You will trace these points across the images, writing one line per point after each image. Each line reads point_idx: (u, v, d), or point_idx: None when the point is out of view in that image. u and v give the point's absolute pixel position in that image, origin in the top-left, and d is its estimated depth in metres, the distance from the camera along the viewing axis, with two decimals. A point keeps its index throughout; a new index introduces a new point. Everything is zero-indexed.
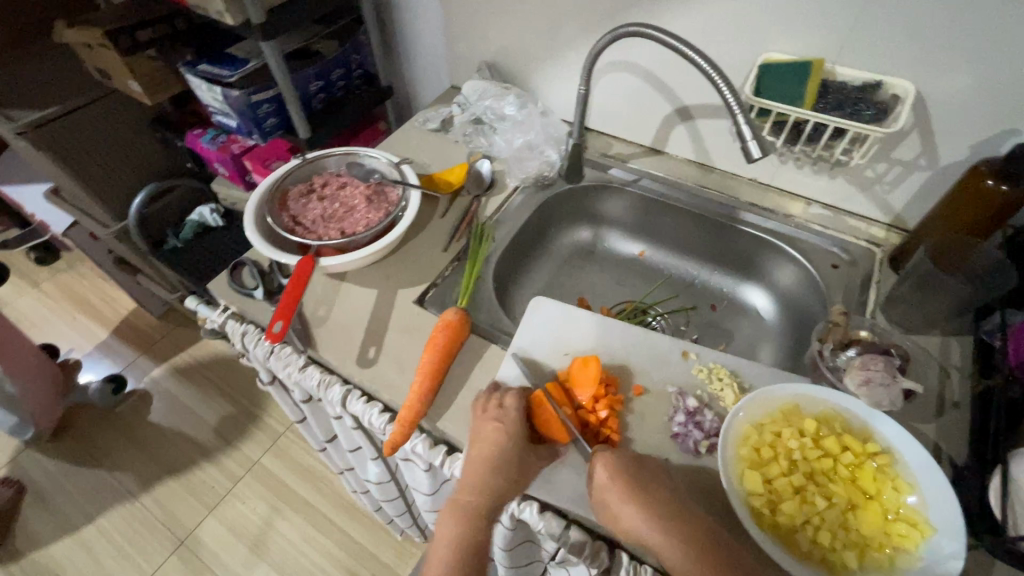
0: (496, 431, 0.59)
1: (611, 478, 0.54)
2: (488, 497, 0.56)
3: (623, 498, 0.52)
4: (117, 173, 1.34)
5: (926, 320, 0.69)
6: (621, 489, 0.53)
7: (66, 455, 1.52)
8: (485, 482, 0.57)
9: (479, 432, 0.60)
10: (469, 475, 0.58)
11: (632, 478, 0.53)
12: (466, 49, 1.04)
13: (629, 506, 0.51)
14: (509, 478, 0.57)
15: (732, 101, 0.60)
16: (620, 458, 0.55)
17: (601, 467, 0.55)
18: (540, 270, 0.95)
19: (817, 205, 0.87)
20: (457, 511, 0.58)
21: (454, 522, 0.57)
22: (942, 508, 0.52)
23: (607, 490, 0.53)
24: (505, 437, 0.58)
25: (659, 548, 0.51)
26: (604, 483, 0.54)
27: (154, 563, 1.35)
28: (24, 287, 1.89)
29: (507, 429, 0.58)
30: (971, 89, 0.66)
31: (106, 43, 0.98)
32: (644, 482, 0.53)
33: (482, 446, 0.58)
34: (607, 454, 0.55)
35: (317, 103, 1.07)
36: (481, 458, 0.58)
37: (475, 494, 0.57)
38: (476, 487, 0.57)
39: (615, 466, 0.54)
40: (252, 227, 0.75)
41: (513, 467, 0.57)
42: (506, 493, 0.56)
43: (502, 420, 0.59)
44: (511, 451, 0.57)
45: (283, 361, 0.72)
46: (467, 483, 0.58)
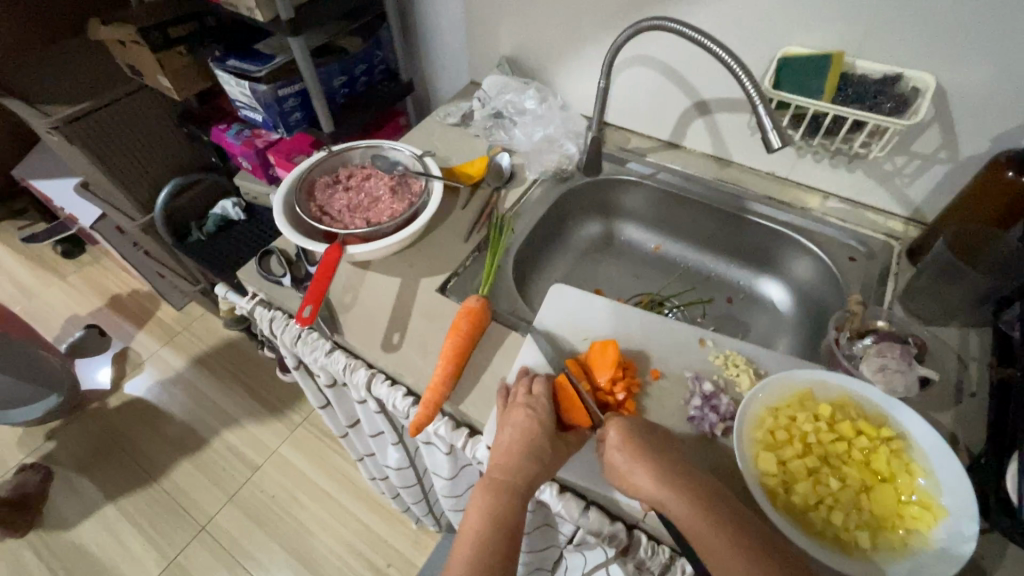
0: (530, 416, 0.59)
1: (621, 438, 0.55)
2: (524, 482, 0.55)
3: (631, 455, 0.54)
4: (144, 167, 1.38)
5: (944, 311, 0.70)
6: (632, 449, 0.54)
7: (92, 442, 1.57)
8: (521, 465, 0.56)
9: (509, 418, 0.60)
10: (502, 459, 0.57)
11: (643, 440, 0.55)
12: (486, 45, 1.06)
13: (638, 463, 0.53)
14: (545, 462, 0.56)
15: (753, 93, 0.62)
16: (635, 424, 0.57)
17: (614, 429, 0.56)
18: (558, 261, 0.97)
19: (835, 198, 0.87)
20: (490, 499, 0.54)
21: (485, 511, 0.54)
22: (955, 492, 0.52)
23: (618, 450, 0.55)
24: (538, 420, 0.58)
25: (665, 502, 0.51)
26: (615, 442, 0.55)
27: (177, 547, 1.38)
28: (52, 279, 1.95)
29: (540, 413, 0.59)
30: (993, 82, 0.67)
31: (139, 39, 1.02)
32: (654, 444, 0.55)
33: (516, 430, 0.58)
34: (620, 419, 0.57)
35: (340, 97, 1.10)
36: (516, 442, 0.57)
37: (509, 478, 0.55)
38: (512, 470, 0.55)
39: (630, 429, 0.56)
40: (281, 216, 0.78)
41: (548, 451, 0.57)
42: (539, 477, 0.56)
43: (533, 405, 0.60)
44: (546, 434, 0.58)
45: (311, 346, 0.75)
46: (501, 469, 0.56)
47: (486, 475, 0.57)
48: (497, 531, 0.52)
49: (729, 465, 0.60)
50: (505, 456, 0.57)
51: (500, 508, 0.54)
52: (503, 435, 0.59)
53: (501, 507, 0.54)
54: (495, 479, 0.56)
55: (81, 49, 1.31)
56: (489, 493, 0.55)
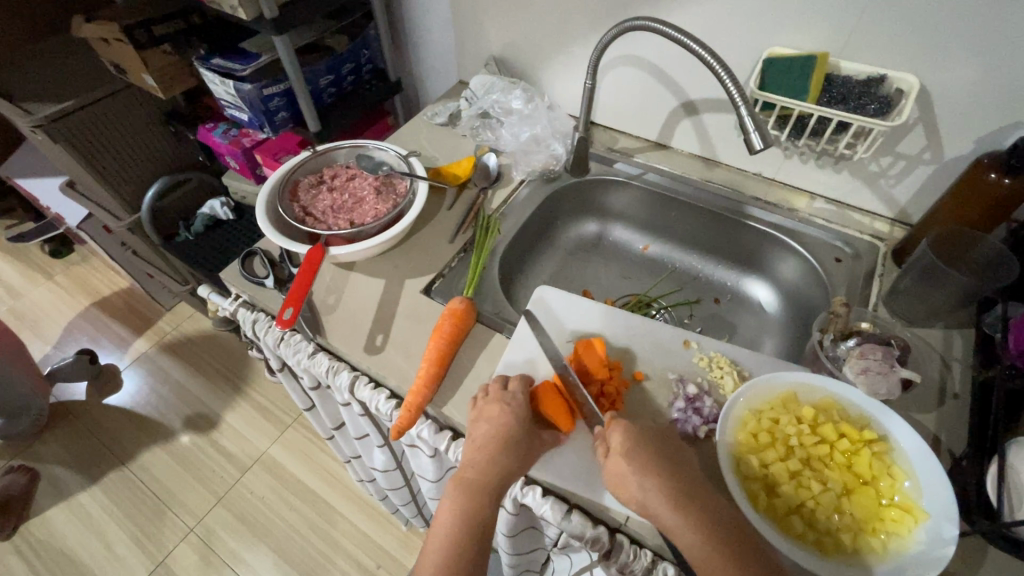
0: (504, 412, 0.59)
1: (629, 446, 0.55)
2: (496, 479, 0.55)
3: (639, 470, 0.53)
4: (130, 166, 1.36)
5: (928, 312, 0.70)
6: (639, 462, 0.54)
7: (79, 444, 1.55)
8: (494, 462, 0.56)
9: (483, 414, 0.60)
10: (475, 457, 0.57)
11: (649, 451, 0.54)
12: (473, 45, 1.05)
13: (650, 479, 0.52)
14: (518, 458, 0.56)
15: (736, 94, 0.61)
16: (640, 431, 0.57)
17: (620, 436, 0.56)
18: (545, 262, 0.96)
19: (821, 199, 0.87)
20: (462, 498, 0.54)
21: (457, 509, 0.54)
22: (935, 494, 0.52)
23: (623, 461, 0.54)
24: (511, 416, 0.58)
25: (674, 529, 0.50)
26: (620, 449, 0.55)
27: (165, 549, 1.37)
28: (38, 279, 1.93)
29: (515, 407, 0.59)
30: (976, 83, 0.67)
31: (122, 38, 1.01)
32: (663, 458, 0.54)
33: (489, 426, 0.58)
34: (624, 423, 0.57)
35: (327, 96, 1.09)
36: (488, 439, 0.57)
37: (483, 476, 0.55)
38: (484, 468, 0.55)
39: (636, 437, 0.56)
40: (264, 217, 0.77)
41: (520, 446, 0.57)
42: (512, 474, 0.56)
43: (507, 400, 0.60)
44: (519, 430, 0.57)
45: (293, 348, 0.74)
46: (473, 467, 0.56)
47: (459, 473, 0.57)
48: (470, 529, 0.53)
49: (710, 467, 0.60)
50: (478, 453, 0.57)
51: (472, 506, 0.54)
52: (476, 430, 0.58)
53: (473, 506, 0.54)
54: (468, 477, 0.56)
55: (66, 47, 1.30)
56: (461, 492, 0.55)
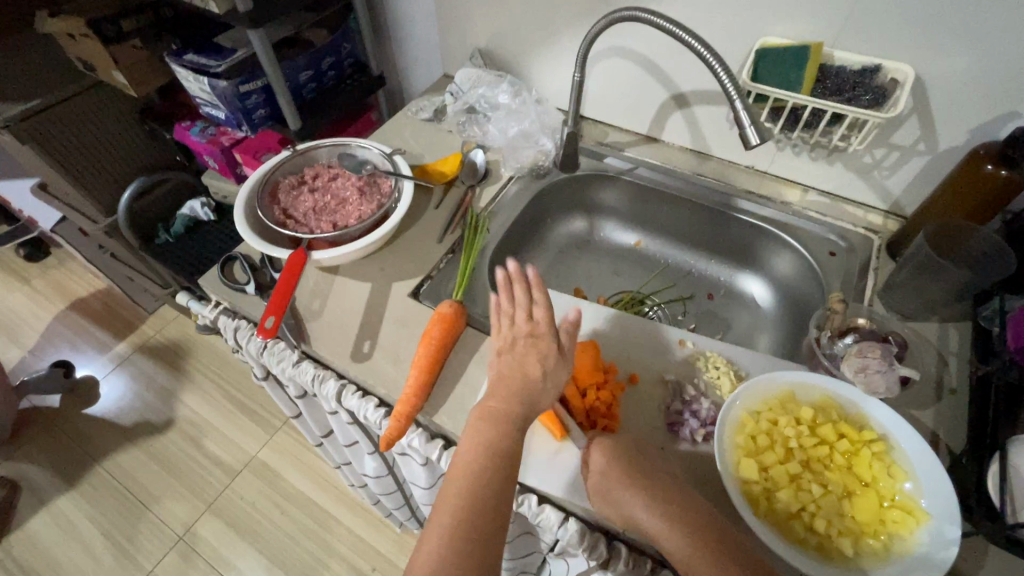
0: (529, 346, 0.57)
1: (606, 463, 0.54)
2: (522, 406, 0.53)
3: (618, 484, 0.52)
4: (104, 166, 1.31)
5: (924, 306, 0.69)
6: (619, 477, 0.53)
7: (62, 453, 1.51)
8: (520, 390, 0.54)
9: (509, 346, 0.58)
10: (500, 384, 0.55)
11: (627, 463, 0.53)
12: (457, 37, 1.02)
13: (629, 492, 0.51)
14: (547, 390, 0.55)
15: (730, 88, 0.59)
16: (621, 443, 0.56)
17: (599, 454, 0.55)
18: (535, 260, 0.94)
19: (815, 192, 0.86)
20: (488, 425, 0.52)
21: (485, 437, 0.51)
22: (937, 493, 0.52)
23: (603, 478, 0.54)
24: (540, 347, 0.57)
25: (657, 534, 0.49)
26: (601, 468, 0.54)
27: (153, 559, 1.34)
28: (15, 283, 1.87)
29: (543, 338, 0.58)
30: (970, 75, 0.66)
31: (88, 32, 0.96)
32: (643, 468, 0.53)
33: (517, 358, 0.57)
34: (602, 440, 0.56)
35: (307, 92, 1.06)
36: (514, 368, 0.56)
37: (508, 404, 0.53)
38: (508, 395, 0.54)
39: (613, 451, 0.54)
40: (242, 221, 0.74)
41: (546, 375, 0.56)
42: (539, 399, 0.54)
43: (535, 332, 0.59)
44: (547, 359, 0.56)
45: (277, 356, 0.72)
46: (499, 395, 0.54)
47: (482, 402, 0.54)
48: (496, 456, 0.50)
49: (708, 471, 0.59)
50: (503, 380, 0.55)
51: (499, 431, 0.51)
52: (500, 365, 0.57)
53: (498, 433, 0.51)
54: (494, 405, 0.54)
55: None
56: (487, 420, 0.52)
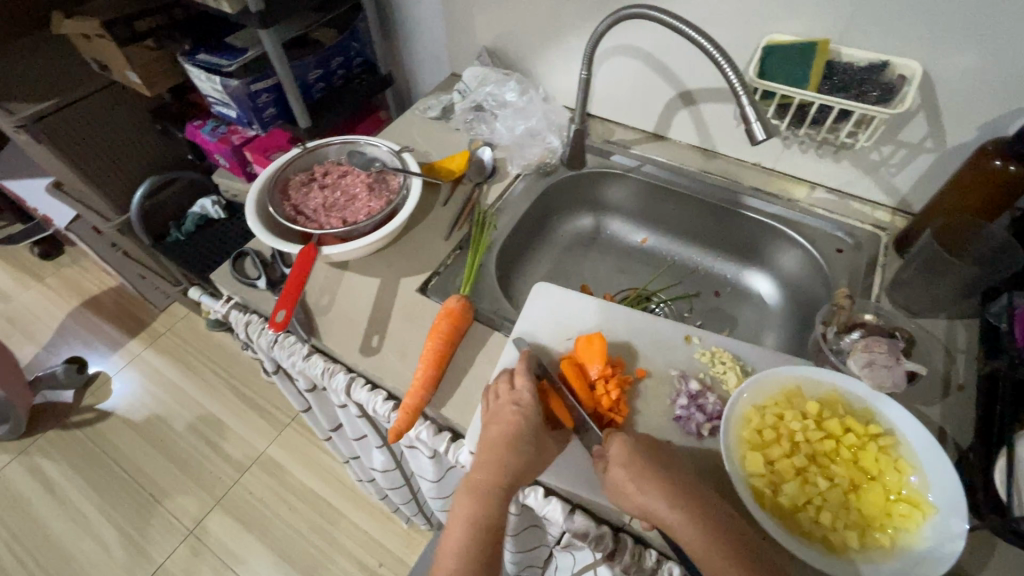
0: (514, 417, 0.57)
1: (625, 456, 0.54)
2: (506, 482, 0.54)
3: (638, 476, 0.52)
4: (118, 165, 1.34)
5: (931, 303, 0.69)
6: (637, 470, 0.53)
7: (74, 447, 1.53)
8: (502, 464, 0.54)
9: (495, 415, 0.58)
10: (483, 458, 0.56)
11: (647, 457, 0.53)
12: (465, 36, 1.03)
13: (649, 484, 0.51)
14: (528, 465, 0.55)
15: (737, 84, 0.60)
16: (636, 439, 0.56)
17: (617, 447, 0.55)
18: (542, 257, 0.95)
19: (822, 189, 0.86)
20: (472, 504, 0.54)
21: (470, 516, 0.53)
22: (944, 488, 0.52)
23: (621, 469, 0.53)
24: (522, 417, 0.57)
25: (675, 526, 0.50)
26: (619, 460, 0.54)
27: (163, 552, 1.36)
28: (29, 281, 1.90)
29: (526, 409, 0.57)
30: (980, 71, 0.65)
31: (103, 33, 0.98)
32: (661, 463, 0.53)
33: (499, 427, 0.56)
34: (622, 435, 0.56)
35: (317, 91, 1.07)
36: (495, 443, 0.55)
37: (492, 478, 0.54)
38: (493, 470, 0.54)
39: (633, 445, 0.55)
40: (254, 216, 0.75)
41: (531, 453, 0.56)
42: (522, 475, 0.55)
43: (518, 400, 0.58)
44: (529, 430, 0.56)
45: (287, 350, 0.72)
46: (482, 469, 0.55)
47: (470, 473, 0.56)
48: (482, 534, 0.53)
49: (714, 465, 0.59)
50: (490, 457, 0.55)
51: (482, 507, 0.53)
52: (485, 436, 0.57)
53: (483, 509, 0.53)
54: (477, 480, 0.55)
55: (48, 42, 1.27)
56: (471, 496, 0.54)
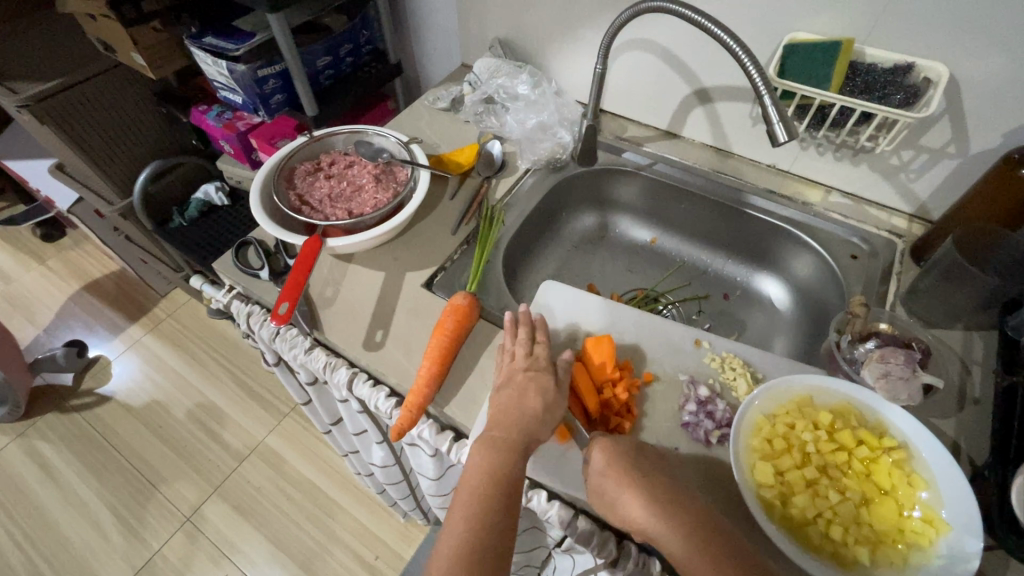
0: (529, 378, 0.59)
1: (605, 463, 0.53)
2: (524, 437, 0.54)
3: (619, 484, 0.52)
4: (122, 149, 1.32)
5: (948, 314, 0.67)
6: (619, 477, 0.52)
7: (73, 431, 1.53)
8: (520, 420, 0.55)
9: (508, 377, 0.60)
10: (501, 416, 0.56)
11: (628, 463, 0.53)
12: (477, 26, 1.01)
13: (629, 492, 0.51)
14: (545, 421, 0.56)
15: (759, 82, 0.57)
16: (616, 443, 0.55)
17: (599, 453, 0.54)
18: (549, 254, 0.93)
19: (838, 193, 0.84)
20: (488, 455, 0.53)
21: (489, 467, 0.52)
22: (959, 505, 0.50)
23: (602, 478, 0.53)
24: (538, 378, 0.58)
25: (658, 536, 0.48)
26: (601, 468, 0.53)
27: (161, 538, 1.36)
28: (31, 262, 1.89)
29: (540, 371, 0.59)
30: (1008, 76, 0.63)
31: (109, 13, 0.96)
32: (642, 470, 0.52)
33: (515, 389, 0.58)
34: (603, 440, 0.55)
35: (324, 79, 1.05)
36: (514, 402, 0.57)
37: (510, 434, 0.54)
38: (510, 426, 0.55)
39: (614, 451, 0.54)
40: (258, 204, 0.73)
41: (547, 410, 0.56)
42: (540, 433, 0.55)
43: (532, 365, 0.60)
44: (549, 389, 0.58)
45: (289, 343, 0.71)
46: (501, 427, 0.55)
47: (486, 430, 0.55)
48: (497, 489, 0.51)
49: (722, 474, 0.58)
50: (507, 416, 0.56)
51: (500, 460, 0.52)
52: (500, 398, 0.58)
53: (499, 462, 0.52)
54: (495, 436, 0.54)
55: (56, 23, 1.26)
56: (488, 448, 0.53)
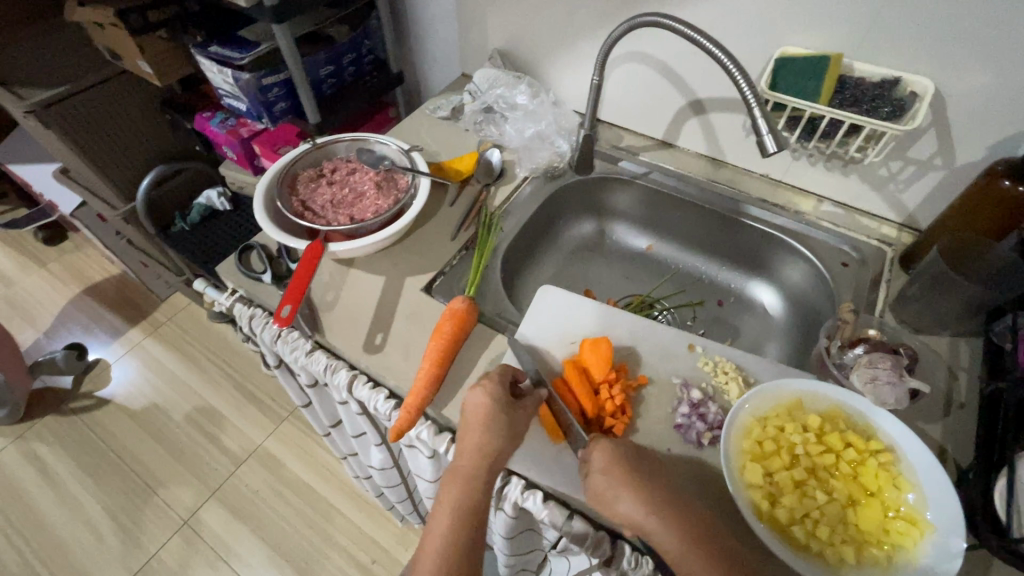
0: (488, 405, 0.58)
1: (606, 464, 0.54)
2: (485, 465, 0.56)
3: (616, 484, 0.52)
4: (126, 154, 1.34)
5: (935, 321, 0.69)
6: (618, 476, 0.53)
7: (71, 433, 1.54)
8: (480, 448, 0.56)
9: (470, 402, 0.59)
10: (463, 442, 0.57)
11: (630, 466, 0.53)
12: (477, 37, 1.03)
13: (626, 492, 0.51)
14: (503, 449, 0.56)
15: (750, 95, 0.59)
16: (619, 446, 0.55)
17: (600, 454, 0.55)
18: (547, 260, 0.95)
19: (829, 202, 0.86)
20: (455, 487, 0.56)
21: (457, 498, 0.56)
22: (942, 508, 0.52)
23: (601, 477, 0.53)
24: (494, 404, 0.57)
25: (650, 531, 0.51)
26: (601, 467, 0.54)
27: (158, 542, 1.36)
28: (31, 266, 1.90)
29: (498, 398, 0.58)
30: (991, 91, 0.65)
31: (116, 22, 0.98)
32: (643, 473, 0.53)
33: (475, 415, 0.57)
34: (607, 441, 0.56)
35: (327, 87, 1.07)
36: (474, 430, 0.57)
37: (472, 464, 0.56)
38: (472, 455, 0.56)
39: (616, 454, 0.54)
40: (261, 210, 0.75)
41: (506, 437, 0.56)
42: (500, 459, 0.56)
43: (491, 391, 0.59)
44: (504, 415, 0.57)
45: (291, 345, 0.73)
46: (464, 454, 0.57)
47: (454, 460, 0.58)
48: (467, 512, 0.56)
49: (714, 475, 0.59)
50: (467, 443, 0.57)
51: (466, 493, 0.56)
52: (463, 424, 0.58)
53: (466, 494, 0.56)
54: (461, 464, 0.57)
55: (64, 30, 1.28)
56: (455, 481, 0.56)
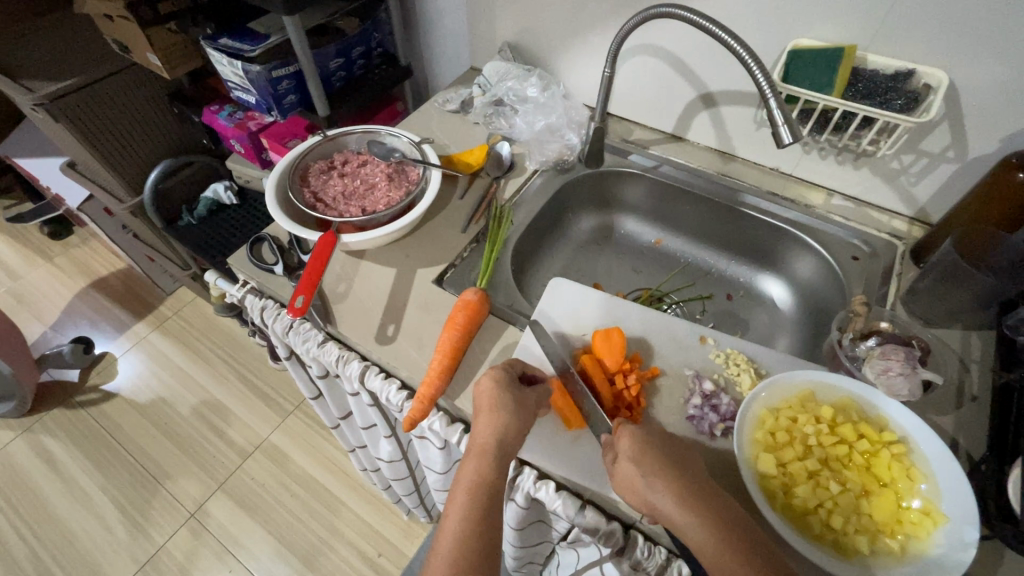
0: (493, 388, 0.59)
1: (635, 451, 0.54)
2: (499, 445, 0.56)
3: (645, 472, 0.52)
4: (134, 148, 1.34)
5: (947, 313, 0.69)
6: (646, 465, 0.53)
7: (79, 426, 1.54)
8: (494, 427, 0.56)
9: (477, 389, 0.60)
10: (477, 423, 0.58)
11: (656, 454, 0.54)
12: (487, 31, 1.03)
13: (656, 481, 0.51)
14: (514, 431, 0.56)
15: (765, 86, 0.59)
16: (645, 434, 0.56)
17: (628, 442, 0.55)
18: (556, 254, 0.95)
19: (839, 196, 0.86)
20: (474, 466, 0.55)
21: (473, 477, 0.55)
22: (956, 497, 0.52)
23: (629, 465, 0.53)
24: (502, 387, 0.59)
25: (679, 525, 0.49)
26: (628, 454, 0.54)
27: (165, 534, 1.37)
28: (38, 260, 1.91)
29: (504, 382, 0.59)
30: (1006, 83, 0.65)
31: (127, 14, 0.98)
32: (669, 460, 0.53)
33: (484, 398, 0.58)
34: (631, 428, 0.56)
35: (336, 81, 1.07)
36: (483, 411, 0.58)
37: (488, 442, 0.56)
38: (487, 434, 0.56)
39: (642, 442, 0.54)
40: (274, 201, 0.75)
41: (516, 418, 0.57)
42: (512, 441, 0.56)
43: (497, 376, 0.60)
44: (512, 395, 0.58)
45: (302, 336, 0.73)
46: (479, 436, 0.57)
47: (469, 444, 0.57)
48: (484, 496, 0.54)
49: (727, 466, 0.59)
50: (480, 423, 0.57)
51: (483, 473, 0.55)
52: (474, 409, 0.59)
53: (482, 474, 0.55)
54: (476, 445, 0.56)
55: (73, 24, 1.29)
56: (473, 461, 0.55)
